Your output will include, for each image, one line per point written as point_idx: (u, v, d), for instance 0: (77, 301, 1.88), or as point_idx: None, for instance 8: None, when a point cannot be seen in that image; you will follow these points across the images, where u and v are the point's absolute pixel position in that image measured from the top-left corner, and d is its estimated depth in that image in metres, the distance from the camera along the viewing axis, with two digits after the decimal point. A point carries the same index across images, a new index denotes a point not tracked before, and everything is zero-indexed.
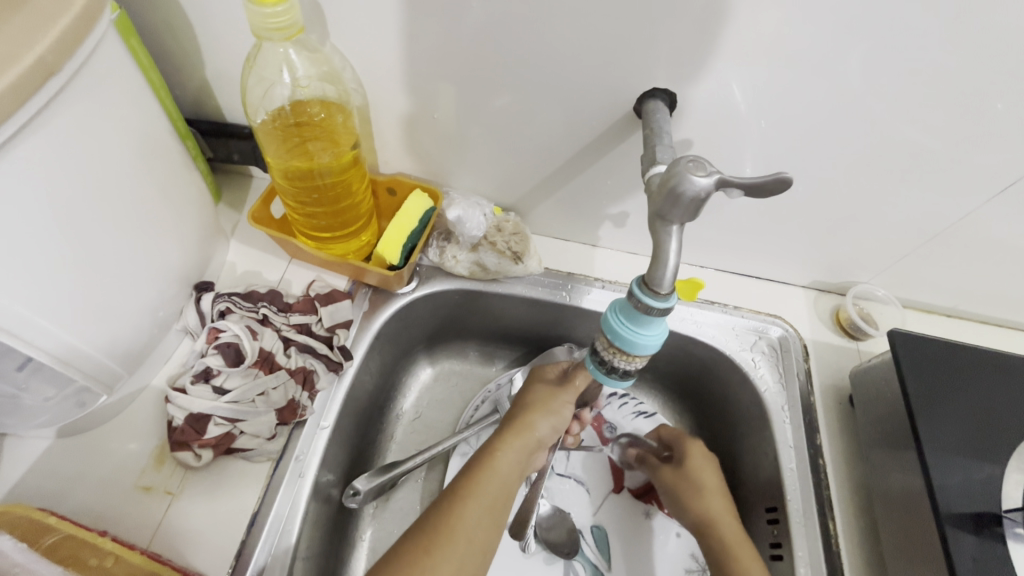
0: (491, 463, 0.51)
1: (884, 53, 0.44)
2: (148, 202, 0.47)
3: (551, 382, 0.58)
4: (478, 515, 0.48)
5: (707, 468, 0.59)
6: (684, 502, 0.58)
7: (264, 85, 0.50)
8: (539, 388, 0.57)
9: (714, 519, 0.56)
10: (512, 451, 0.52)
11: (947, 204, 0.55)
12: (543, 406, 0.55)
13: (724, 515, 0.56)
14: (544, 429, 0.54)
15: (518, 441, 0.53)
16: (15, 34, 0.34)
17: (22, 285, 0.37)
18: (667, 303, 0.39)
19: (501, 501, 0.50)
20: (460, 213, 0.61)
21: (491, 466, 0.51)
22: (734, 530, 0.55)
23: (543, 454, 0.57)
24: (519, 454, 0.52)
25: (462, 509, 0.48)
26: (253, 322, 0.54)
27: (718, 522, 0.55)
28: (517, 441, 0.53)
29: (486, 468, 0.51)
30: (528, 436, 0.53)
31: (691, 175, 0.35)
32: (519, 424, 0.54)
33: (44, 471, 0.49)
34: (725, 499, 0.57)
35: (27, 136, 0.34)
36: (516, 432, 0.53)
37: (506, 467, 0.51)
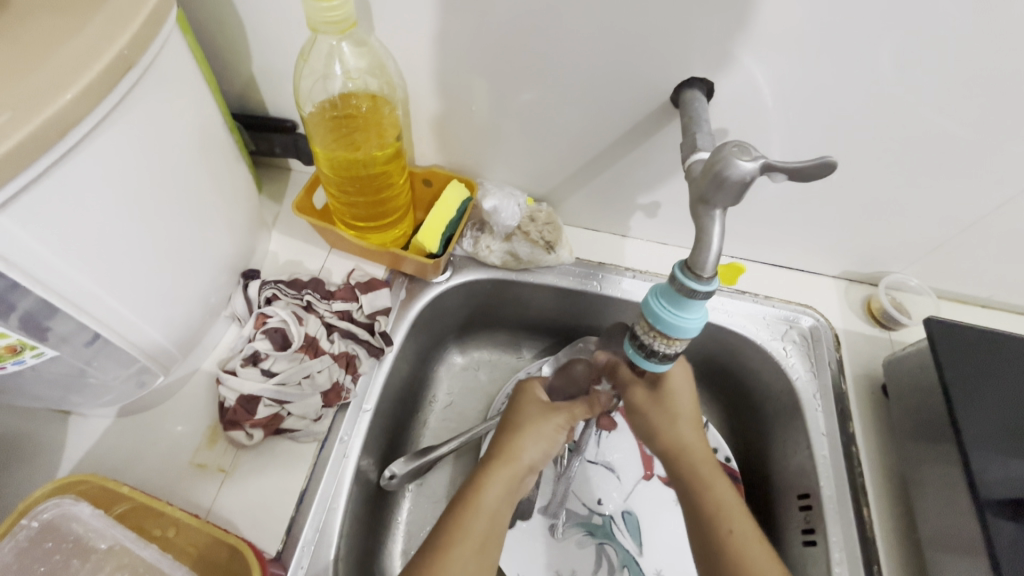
0: (513, 454, 0.51)
1: (926, 43, 0.44)
2: (203, 189, 0.48)
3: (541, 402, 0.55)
4: (499, 490, 0.50)
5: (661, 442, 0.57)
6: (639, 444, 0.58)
7: (316, 77, 0.52)
8: (529, 407, 0.55)
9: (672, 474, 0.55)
10: (533, 446, 0.52)
11: (988, 194, 0.55)
12: (532, 430, 0.52)
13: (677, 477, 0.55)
14: (532, 454, 0.51)
15: (536, 441, 0.52)
16: (96, 30, 0.36)
17: (98, 270, 0.39)
18: (710, 287, 0.40)
19: (519, 487, 0.51)
20: (496, 203, 0.62)
21: (513, 460, 0.51)
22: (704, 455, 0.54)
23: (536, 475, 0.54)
24: (506, 486, 0.50)
25: (488, 480, 0.50)
26: (298, 308, 0.57)
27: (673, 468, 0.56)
28: (506, 475, 0.50)
29: (506, 461, 0.51)
30: (515, 466, 0.51)
31: (737, 160, 0.36)
32: (506, 451, 0.51)
33: (105, 448, 0.51)
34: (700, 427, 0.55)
35: (105, 127, 0.36)
36: (505, 465, 0.50)
37: (527, 458, 0.51)
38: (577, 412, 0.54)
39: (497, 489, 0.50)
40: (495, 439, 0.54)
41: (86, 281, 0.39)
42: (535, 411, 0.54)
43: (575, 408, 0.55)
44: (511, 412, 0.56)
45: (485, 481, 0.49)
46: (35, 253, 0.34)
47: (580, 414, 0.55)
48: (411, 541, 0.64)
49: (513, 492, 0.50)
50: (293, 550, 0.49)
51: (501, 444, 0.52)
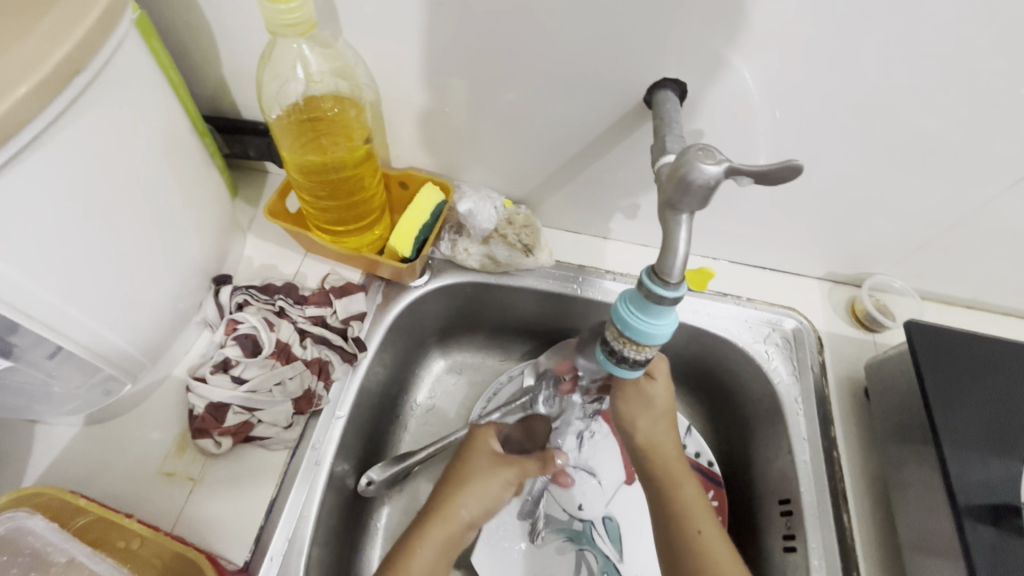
0: (452, 509, 0.55)
1: (900, 41, 0.43)
2: (169, 194, 0.48)
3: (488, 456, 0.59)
4: (432, 551, 0.53)
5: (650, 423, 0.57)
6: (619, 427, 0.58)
7: (278, 81, 0.51)
8: (477, 461, 0.59)
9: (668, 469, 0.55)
10: (468, 501, 0.56)
11: (969, 194, 0.54)
12: (469, 488, 0.56)
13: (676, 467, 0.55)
14: (468, 511, 0.56)
15: (477, 496, 0.57)
16: (44, 33, 0.35)
17: (53, 277, 0.38)
18: (678, 292, 0.39)
19: (455, 542, 0.55)
20: (471, 206, 0.62)
21: (450, 517, 0.55)
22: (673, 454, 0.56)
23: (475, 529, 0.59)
24: (441, 540, 0.54)
25: (424, 539, 0.53)
26: (270, 314, 0.56)
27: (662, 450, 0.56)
28: (441, 533, 0.54)
29: (442, 518, 0.55)
30: (451, 525, 0.55)
31: (700, 164, 0.35)
32: (442, 508, 0.55)
33: (71, 457, 0.51)
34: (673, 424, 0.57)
35: (55, 132, 0.36)
36: (440, 523, 0.54)
37: (465, 514, 0.56)
38: (528, 468, 0.60)
39: (432, 547, 0.53)
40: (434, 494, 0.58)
41: (39, 288, 0.38)
42: (482, 465, 0.58)
43: (527, 465, 0.60)
44: (457, 466, 0.59)
45: (420, 539, 0.53)
46: None
47: (531, 469, 0.61)
48: (389, 547, 0.64)
49: (448, 548, 0.54)
50: (262, 559, 0.48)
51: (438, 501, 0.56)
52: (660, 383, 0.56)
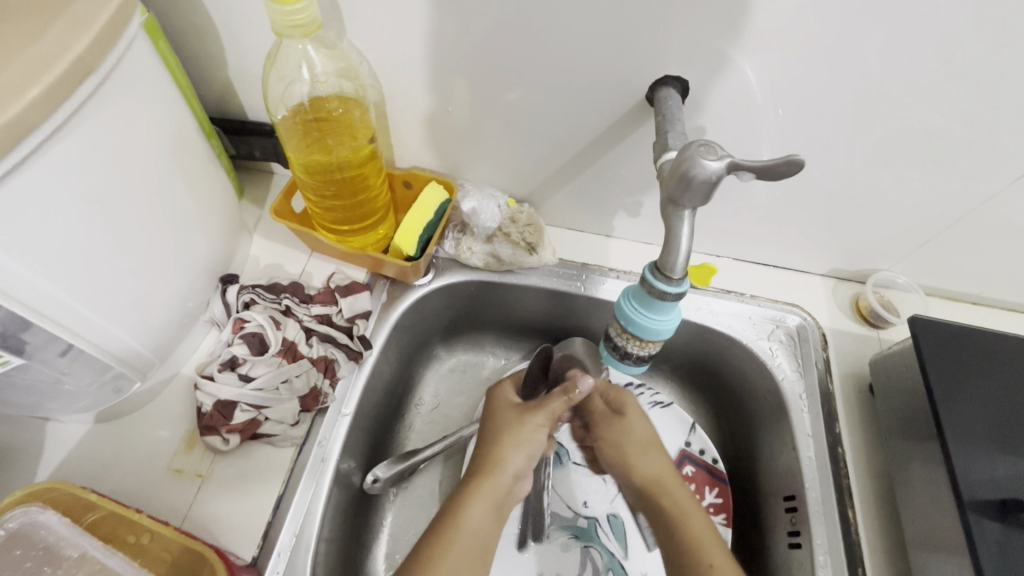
0: (497, 464, 0.53)
1: (903, 35, 0.43)
2: (176, 194, 0.48)
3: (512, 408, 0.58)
4: (483, 508, 0.50)
5: (646, 452, 0.60)
6: (620, 463, 0.61)
7: (284, 82, 0.51)
8: (505, 416, 0.57)
9: (662, 482, 0.57)
10: (516, 451, 0.54)
11: (972, 189, 0.54)
12: (511, 437, 0.54)
13: (672, 480, 0.58)
14: (515, 461, 0.53)
15: (520, 447, 0.54)
16: (55, 36, 0.35)
17: (64, 276, 0.39)
18: (680, 288, 0.40)
19: (506, 497, 0.53)
20: (475, 205, 0.62)
21: (496, 470, 0.52)
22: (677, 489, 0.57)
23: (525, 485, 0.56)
24: (490, 500, 0.51)
25: (472, 497, 0.50)
26: (276, 312, 0.57)
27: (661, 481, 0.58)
28: (489, 490, 0.51)
29: (488, 473, 0.52)
30: (500, 478, 0.52)
31: (702, 160, 0.36)
32: (489, 463, 0.53)
33: (82, 454, 0.51)
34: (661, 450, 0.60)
35: (67, 133, 0.36)
36: (490, 482, 0.51)
37: (511, 469, 0.53)
38: (555, 406, 0.56)
39: (483, 505, 0.50)
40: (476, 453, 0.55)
41: (51, 287, 0.38)
42: (510, 417, 0.56)
43: (552, 404, 0.56)
44: (488, 425, 0.58)
45: (467, 500, 0.50)
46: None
47: (557, 407, 0.57)
48: (396, 543, 0.64)
49: (501, 505, 0.52)
50: (270, 555, 0.48)
51: (485, 455, 0.54)
52: (636, 418, 0.61)
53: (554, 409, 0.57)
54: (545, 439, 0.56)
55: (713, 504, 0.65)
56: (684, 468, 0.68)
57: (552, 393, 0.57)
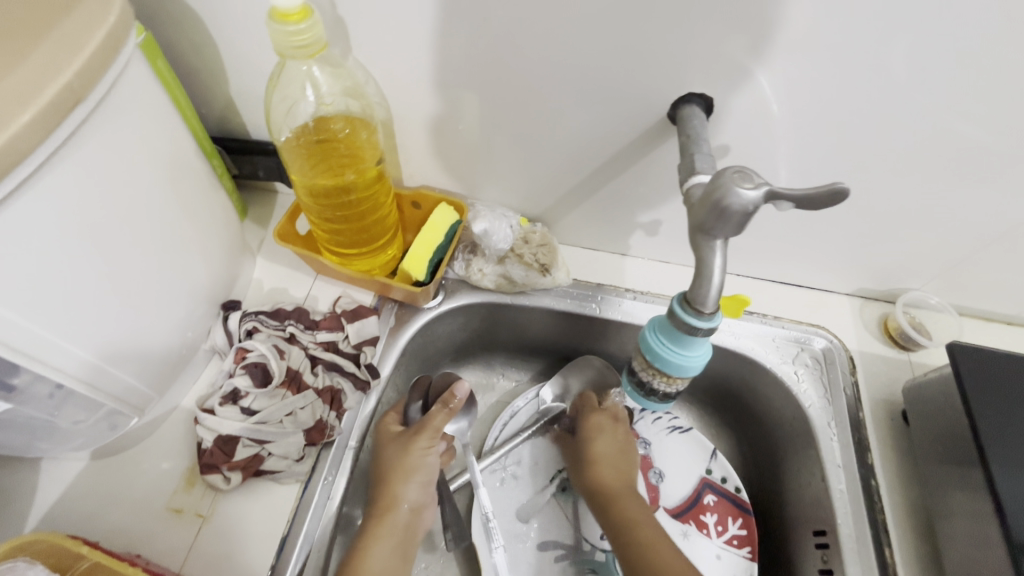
0: (392, 502, 0.53)
1: (945, 47, 0.41)
2: (173, 221, 0.46)
3: (399, 437, 0.56)
4: (384, 550, 0.50)
5: (605, 449, 0.61)
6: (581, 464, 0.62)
7: (287, 103, 0.49)
8: (392, 449, 0.55)
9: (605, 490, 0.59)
10: (407, 485, 0.54)
11: (1013, 207, 0.51)
12: (402, 472, 0.54)
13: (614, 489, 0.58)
14: (408, 495, 0.54)
15: (411, 480, 0.54)
16: (44, 60, 0.33)
17: (53, 313, 0.37)
18: (712, 322, 0.37)
19: (408, 535, 0.53)
20: (486, 226, 0.59)
21: (390, 512, 0.52)
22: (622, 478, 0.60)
23: (428, 512, 0.56)
24: (389, 542, 0.51)
25: (372, 541, 0.50)
26: (280, 341, 0.54)
27: (613, 483, 0.59)
28: (385, 534, 0.51)
29: (383, 514, 0.52)
30: (393, 517, 0.52)
31: (737, 188, 0.33)
32: (381, 506, 0.52)
33: (78, 492, 0.49)
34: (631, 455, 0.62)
35: (57, 163, 0.34)
36: (387, 523, 0.52)
37: (405, 503, 0.53)
38: (437, 424, 0.57)
39: (384, 549, 0.50)
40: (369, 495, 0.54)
41: (39, 326, 0.36)
42: (393, 450, 0.55)
43: (434, 421, 0.57)
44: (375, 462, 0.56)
45: (367, 546, 0.50)
46: None
47: (440, 423, 0.57)
48: None
49: (403, 544, 0.52)
50: None
51: (376, 498, 0.53)
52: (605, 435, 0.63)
53: (437, 427, 0.57)
54: (435, 460, 0.57)
55: (738, 536, 0.62)
56: (704, 497, 0.65)
57: (433, 408, 0.58)
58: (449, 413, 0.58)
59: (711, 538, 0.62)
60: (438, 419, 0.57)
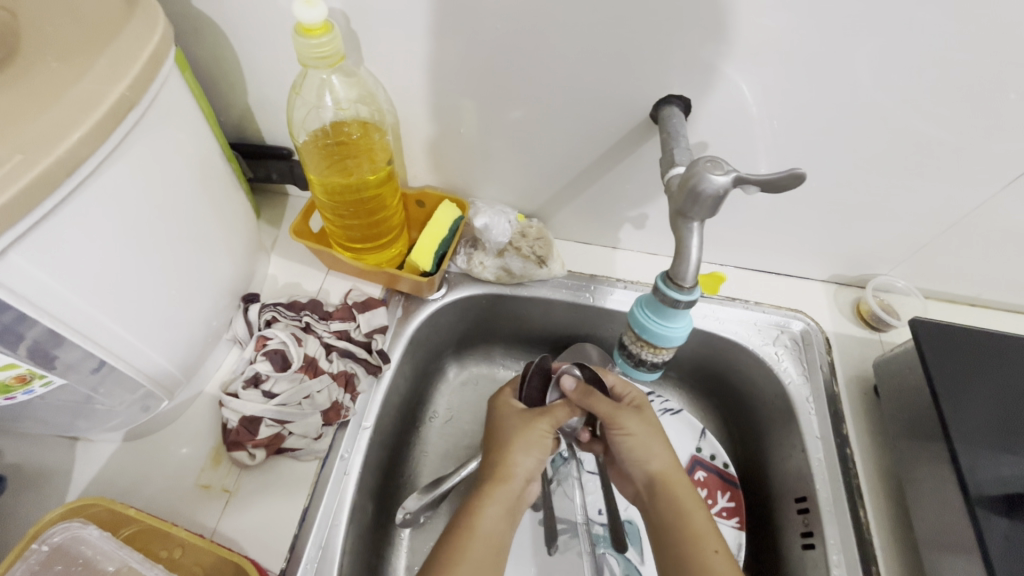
0: (509, 471, 0.53)
1: (892, 52, 0.46)
2: (202, 218, 0.50)
3: (523, 412, 0.58)
4: (496, 512, 0.51)
5: (653, 448, 0.55)
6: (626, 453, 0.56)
7: (308, 109, 0.53)
8: (514, 420, 0.57)
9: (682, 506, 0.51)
10: (526, 455, 0.54)
11: (964, 194, 0.57)
12: (522, 443, 0.55)
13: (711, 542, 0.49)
14: (528, 465, 0.54)
15: (531, 452, 0.55)
16: (101, 71, 0.38)
17: (103, 298, 0.41)
18: (692, 296, 0.42)
19: (518, 501, 0.53)
20: (487, 221, 0.64)
21: (508, 478, 0.53)
22: (682, 481, 0.54)
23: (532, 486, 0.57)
24: (503, 506, 0.52)
25: (485, 501, 0.51)
26: (297, 329, 0.58)
27: (668, 474, 0.54)
28: (504, 495, 0.52)
29: (500, 480, 0.53)
30: (513, 482, 0.53)
31: (709, 174, 0.38)
32: (501, 468, 0.53)
33: (111, 472, 0.52)
34: (668, 447, 0.55)
35: (111, 163, 0.38)
36: (505, 487, 0.52)
37: (522, 473, 0.54)
38: (558, 414, 0.57)
39: (496, 512, 0.51)
40: (486, 458, 0.56)
41: (91, 309, 0.40)
42: (516, 421, 0.57)
43: (557, 412, 0.57)
44: (495, 430, 0.58)
45: (480, 505, 0.51)
46: (42, 284, 0.36)
47: (561, 415, 0.57)
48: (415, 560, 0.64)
49: (514, 509, 0.53)
50: (297, 567, 0.50)
51: (494, 465, 0.54)
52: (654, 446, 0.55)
53: (559, 417, 0.57)
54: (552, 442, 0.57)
55: (726, 508, 0.67)
56: (696, 473, 0.69)
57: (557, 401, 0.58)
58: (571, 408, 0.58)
59: None
60: (558, 412, 0.57)
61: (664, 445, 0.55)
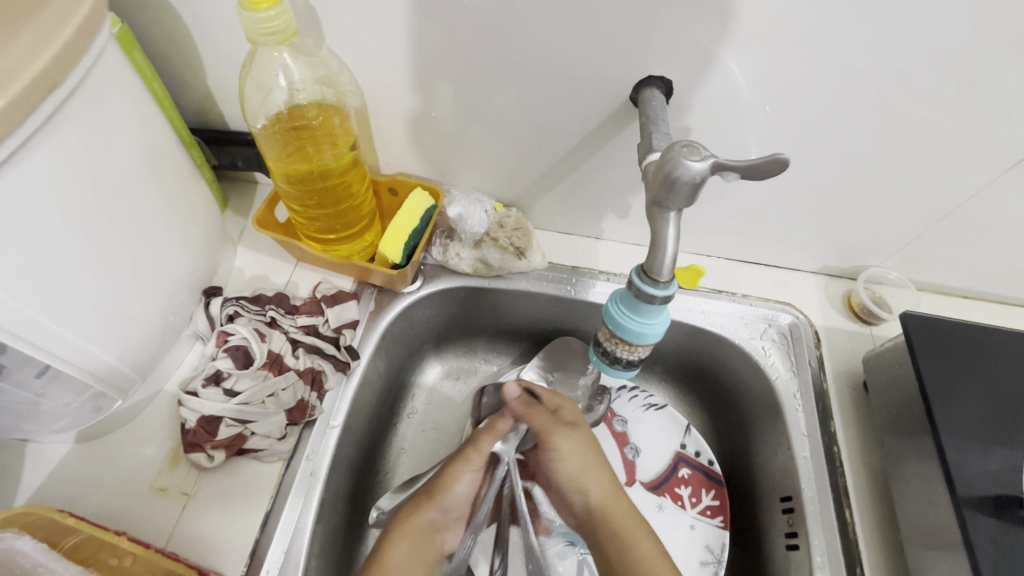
0: (431, 502, 0.59)
1: (882, 29, 0.43)
2: (153, 207, 0.47)
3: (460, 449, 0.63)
4: (405, 543, 0.56)
5: (586, 472, 0.58)
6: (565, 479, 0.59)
7: (262, 91, 0.50)
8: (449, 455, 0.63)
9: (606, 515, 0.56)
10: (451, 493, 0.60)
11: (959, 182, 0.54)
12: (443, 486, 0.59)
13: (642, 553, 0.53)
14: (452, 500, 0.60)
15: (445, 496, 0.59)
16: (19, 46, 0.34)
17: (35, 294, 0.38)
18: (668, 290, 0.39)
19: (427, 542, 0.58)
20: (461, 211, 0.61)
21: (424, 511, 0.58)
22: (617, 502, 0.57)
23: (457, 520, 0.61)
24: (411, 547, 0.56)
25: (396, 537, 0.56)
26: (261, 325, 0.56)
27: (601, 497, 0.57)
28: (412, 540, 0.57)
29: (411, 515, 0.58)
30: (420, 523, 0.58)
31: (686, 161, 0.35)
32: (415, 504, 0.59)
33: (63, 475, 0.50)
34: (602, 470, 0.58)
35: (33, 148, 0.35)
36: (415, 528, 0.57)
37: (433, 512, 0.59)
38: (482, 448, 0.61)
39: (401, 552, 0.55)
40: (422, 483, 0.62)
41: (21, 307, 0.37)
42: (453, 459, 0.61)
43: (484, 443, 0.61)
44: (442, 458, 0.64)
45: (390, 544, 0.56)
46: None
47: (485, 446, 0.61)
48: None
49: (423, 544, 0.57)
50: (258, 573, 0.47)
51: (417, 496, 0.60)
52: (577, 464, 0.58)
53: (481, 451, 0.61)
54: (471, 483, 0.61)
55: (710, 507, 0.64)
56: (679, 471, 0.67)
57: (480, 431, 0.62)
58: (495, 437, 0.62)
59: (685, 510, 0.64)
60: (478, 448, 0.61)
61: (599, 471, 0.58)
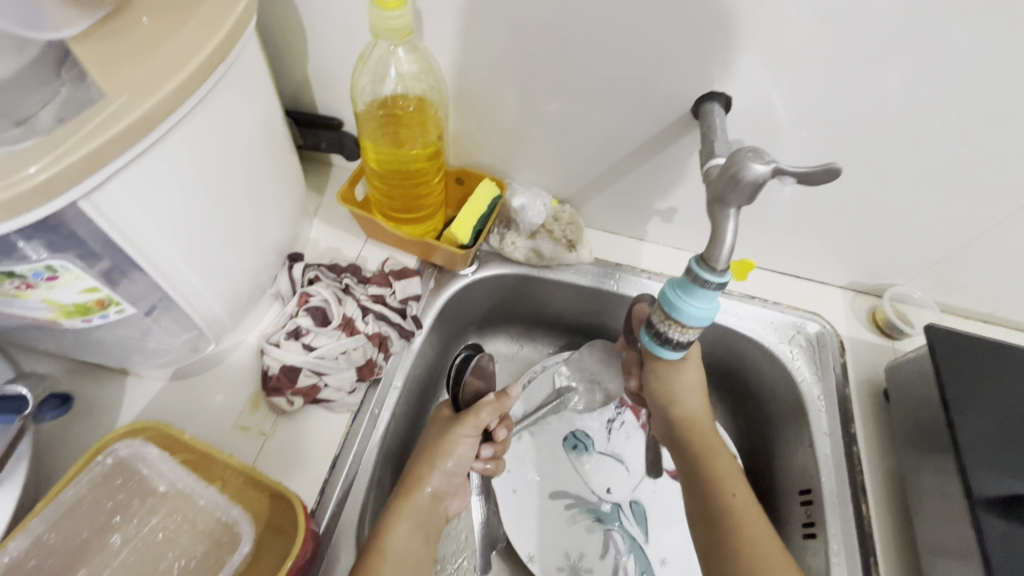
0: (417, 482, 0.57)
1: (930, 67, 0.48)
2: (264, 175, 0.53)
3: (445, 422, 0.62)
4: (406, 527, 0.54)
5: (692, 393, 0.59)
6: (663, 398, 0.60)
7: (372, 80, 0.57)
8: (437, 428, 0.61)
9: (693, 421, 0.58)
10: (432, 469, 0.58)
11: (987, 212, 0.59)
12: (431, 456, 0.58)
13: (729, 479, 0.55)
14: (433, 481, 0.58)
15: (437, 466, 0.58)
16: (193, 28, 0.41)
17: (179, 237, 0.44)
18: (722, 278, 0.44)
19: (429, 516, 0.57)
20: (524, 202, 0.66)
21: (415, 490, 0.56)
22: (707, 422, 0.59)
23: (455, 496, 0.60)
24: (411, 524, 0.54)
25: (398, 516, 0.54)
26: (337, 290, 0.61)
27: (698, 417, 0.59)
28: (410, 521, 0.54)
29: (406, 494, 0.56)
30: (418, 496, 0.56)
31: (750, 163, 0.40)
32: (409, 481, 0.57)
33: (158, 407, 0.56)
34: (699, 392, 0.59)
35: (197, 112, 0.41)
36: (413, 503, 0.55)
37: (428, 487, 0.57)
38: (482, 417, 0.59)
39: (405, 530, 0.53)
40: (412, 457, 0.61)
41: (167, 248, 0.43)
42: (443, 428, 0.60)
43: (481, 416, 0.59)
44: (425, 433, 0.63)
45: (390, 526, 0.53)
46: (130, 218, 0.39)
47: (485, 417, 0.59)
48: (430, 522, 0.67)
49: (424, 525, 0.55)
50: (326, 510, 0.53)
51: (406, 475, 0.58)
52: (687, 375, 0.58)
53: (480, 420, 0.59)
54: (468, 453, 0.59)
55: None
56: None
57: (487, 399, 0.60)
58: (495, 410, 0.60)
59: None
60: (479, 419, 0.59)
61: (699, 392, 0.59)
